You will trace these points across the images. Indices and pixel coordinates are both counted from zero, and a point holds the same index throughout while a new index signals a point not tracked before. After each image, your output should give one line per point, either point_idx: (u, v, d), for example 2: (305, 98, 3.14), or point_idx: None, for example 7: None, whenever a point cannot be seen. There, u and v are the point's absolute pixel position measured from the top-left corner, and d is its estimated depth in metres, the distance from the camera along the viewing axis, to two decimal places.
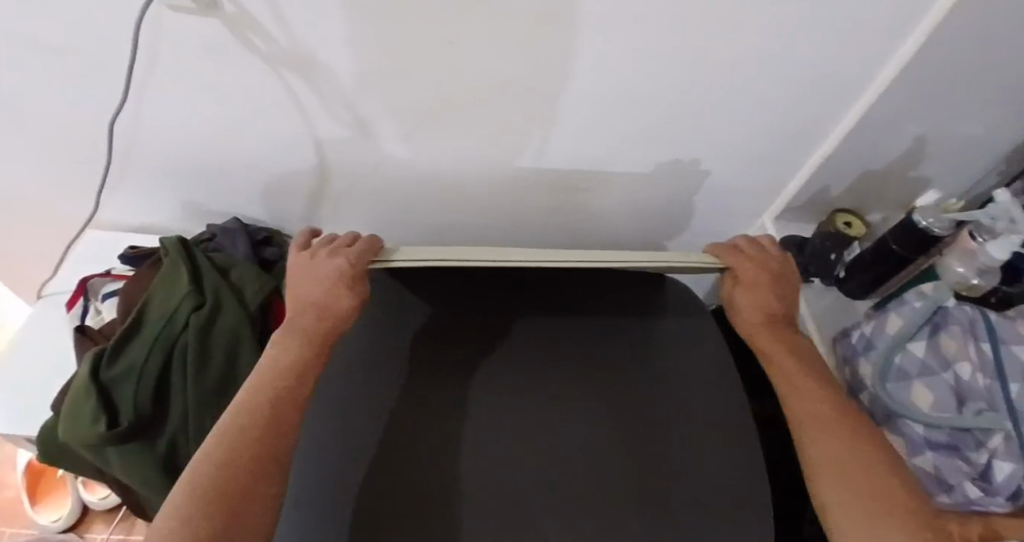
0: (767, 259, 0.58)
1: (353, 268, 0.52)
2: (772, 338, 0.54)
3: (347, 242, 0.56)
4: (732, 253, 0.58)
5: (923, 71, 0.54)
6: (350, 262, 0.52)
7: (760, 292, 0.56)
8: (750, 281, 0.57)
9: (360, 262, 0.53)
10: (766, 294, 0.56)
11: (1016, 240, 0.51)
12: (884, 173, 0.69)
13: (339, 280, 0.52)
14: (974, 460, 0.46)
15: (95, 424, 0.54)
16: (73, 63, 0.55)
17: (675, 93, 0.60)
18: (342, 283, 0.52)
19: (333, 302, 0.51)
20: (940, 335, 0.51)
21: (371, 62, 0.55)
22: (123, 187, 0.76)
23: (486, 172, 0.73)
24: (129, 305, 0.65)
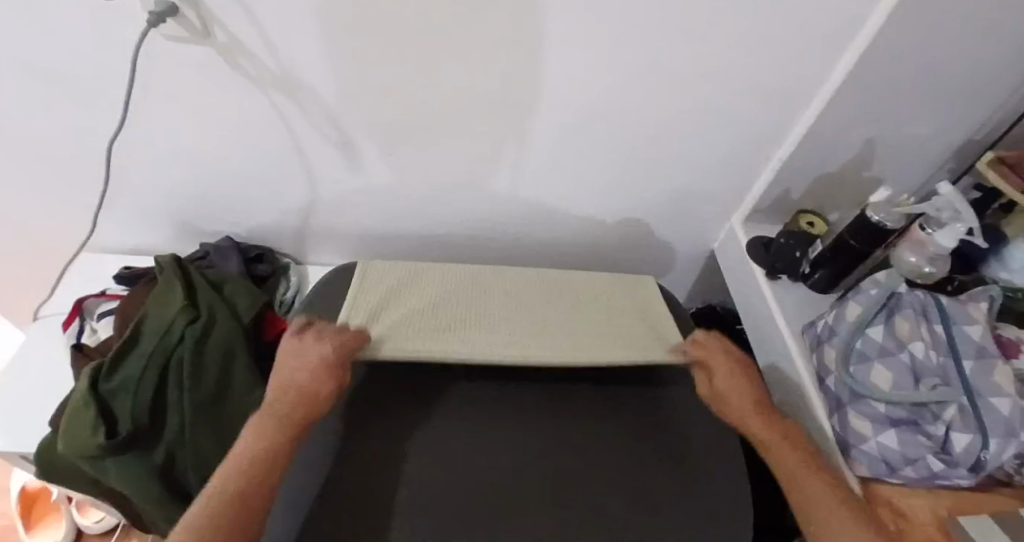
0: (734, 353, 0.63)
1: (336, 357, 0.54)
2: (761, 419, 0.55)
3: (334, 332, 0.57)
4: (700, 347, 0.63)
5: (858, 77, 0.59)
6: (340, 350, 0.55)
7: (741, 378, 0.59)
8: (727, 368, 0.60)
9: (342, 351, 0.55)
10: (744, 380, 0.59)
11: (961, 229, 0.55)
12: (840, 175, 0.73)
13: (322, 362, 0.53)
14: (933, 433, 0.49)
15: (96, 436, 0.55)
16: (75, 88, 0.60)
17: (638, 104, 0.64)
18: (321, 367, 0.53)
19: (319, 376, 0.52)
20: (895, 319, 0.54)
21: (353, 82, 0.60)
22: (118, 210, 0.78)
23: (467, 189, 0.77)
24: (125, 321, 0.67)
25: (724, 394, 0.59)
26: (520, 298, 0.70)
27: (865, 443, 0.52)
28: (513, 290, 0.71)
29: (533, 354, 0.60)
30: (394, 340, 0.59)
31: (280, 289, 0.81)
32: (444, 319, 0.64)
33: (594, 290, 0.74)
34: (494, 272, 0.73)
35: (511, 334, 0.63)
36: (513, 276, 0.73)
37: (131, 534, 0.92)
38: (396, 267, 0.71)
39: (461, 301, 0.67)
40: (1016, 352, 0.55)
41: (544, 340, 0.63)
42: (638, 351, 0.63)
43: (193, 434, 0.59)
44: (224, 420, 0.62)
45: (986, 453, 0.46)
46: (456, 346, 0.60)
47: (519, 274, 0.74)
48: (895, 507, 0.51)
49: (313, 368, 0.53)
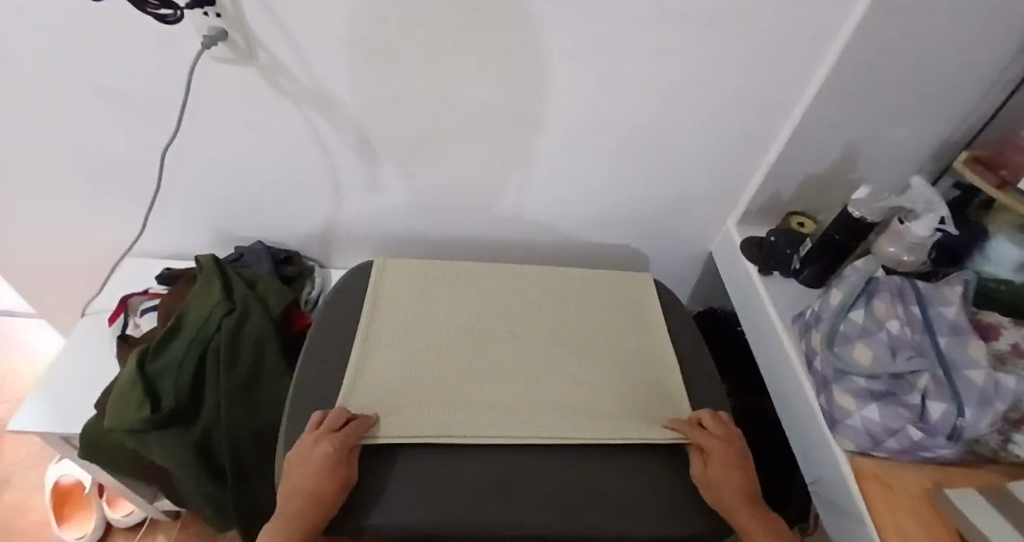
0: (732, 440, 0.61)
1: (343, 453, 0.53)
2: (747, 513, 0.55)
3: (334, 424, 0.56)
4: (696, 433, 0.61)
5: (832, 85, 0.64)
6: (341, 445, 0.54)
7: (735, 474, 0.58)
8: (722, 459, 0.59)
9: (347, 445, 0.54)
10: (736, 474, 0.58)
11: (934, 218, 0.59)
12: (826, 177, 0.78)
13: (327, 462, 0.52)
14: (911, 403, 0.51)
15: (142, 409, 0.62)
16: (136, 106, 0.69)
17: (632, 113, 0.71)
18: (329, 467, 0.52)
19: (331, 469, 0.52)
20: (874, 301, 0.58)
21: (376, 97, 0.67)
22: (162, 217, 0.87)
23: (478, 195, 0.83)
24: (167, 312, 0.74)
25: (715, 488, 0.57)
26: (523, 358, 0.70)
27: (850, 417, 0.55)
28: (517, 346, 0.72)
29: (527, 428, 0.61)
30: (392, 417, 0.60)
31: (307, 288, 0.88)
32: (444, 388, 0.65)
33: (598, 348, 0.73)
34: (502, 325, 0.74)
35: (516, 406, 0.64)
36: (520, 332, 0.74)
37: (155, 533, 0.97)
38: (405, 319, 0.72)
39: (464, 364, 0.68)
40: (995, 335, 0.57)
41: (540, 413, 0.63)
42: (631, 430, 0.62)
43: (229, 412, 0.65)
44: (255, 401, 0.68)
45: (963, 420, 0.48)
46: (452, 421, 0.60)
47: (526, 328, 0.74)
48: (882, 479, 0.54)
49: (319, 471, 0.52)
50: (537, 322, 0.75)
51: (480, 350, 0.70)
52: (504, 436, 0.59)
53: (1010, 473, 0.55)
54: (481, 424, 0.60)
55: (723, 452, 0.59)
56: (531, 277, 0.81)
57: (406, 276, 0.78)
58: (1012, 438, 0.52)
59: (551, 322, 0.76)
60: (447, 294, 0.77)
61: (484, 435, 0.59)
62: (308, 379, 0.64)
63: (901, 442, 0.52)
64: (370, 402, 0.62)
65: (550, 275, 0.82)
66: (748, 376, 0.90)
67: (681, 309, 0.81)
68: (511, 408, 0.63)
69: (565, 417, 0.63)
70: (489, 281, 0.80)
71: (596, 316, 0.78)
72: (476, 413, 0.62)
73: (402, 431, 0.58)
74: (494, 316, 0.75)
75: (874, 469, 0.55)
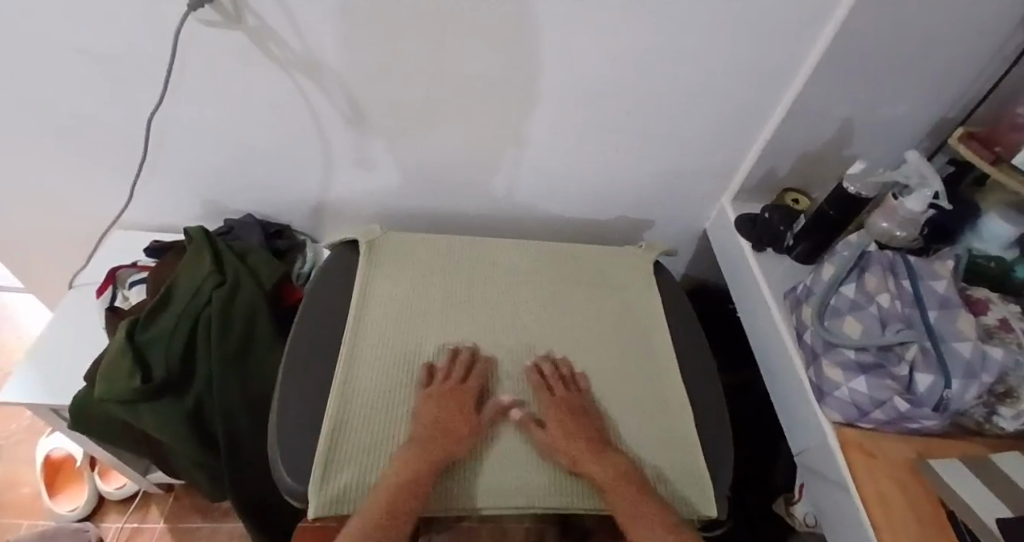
0: (569, 397, 0.62)
1: (474, 391, 0.61)
2: (591, 458, 0.56)
3: (468, 362, 0.64)
4: (544, 389, 0.63)
5: (833, 61, 0.63)
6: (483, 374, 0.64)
7: (569, 427, 0.59)
8: (558, 417, 0.59)
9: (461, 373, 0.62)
10: (578, 431, 0.58)
11: (928, 193, 0.59)
12: (820, 154, 0.78)
13: (465, 401, 0.59)
14: (898, 374, 0.52)
15: (132, 379, 0.61)
16: (121, 71, 0.67)
17: (629, 86, 0.70)
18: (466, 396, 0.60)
19: (462, 403, 0.59)
20: (865, 276, 0.58)
21: (369, 63, 0.66)
22: (151, 188, 0.85)
23: (473, 169, 0.82)
24: (157, 284, 0.74)
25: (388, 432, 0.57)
26: (521, 397, 0.64)
27: (838, 389, 0.55)
28: (513, 382, 0.65)
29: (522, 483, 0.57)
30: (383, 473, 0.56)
31: (298, 263, 0.87)
32: None
33: (603, 381, 0.67)
34: (501, 346, 0.68)
35: (517, 445, 0.59)
36: (517, 365, 0.67)
37: (147, 506, 0.97)
38: (391, 348, 0.66)
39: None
40: (982, 310, 0.57)
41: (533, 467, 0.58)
42: None
43: (221, 384, 0.65)
44: (249, 373, 0.68)
45: (949, 391, 0.48)
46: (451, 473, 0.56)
47: (523, 358, 0.67)
48: (867, 448, 0.55)
49: (446, 407, 0.58)
50: (543, 341, 0.69)
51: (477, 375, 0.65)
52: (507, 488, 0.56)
53: (994, 445, 0.56)
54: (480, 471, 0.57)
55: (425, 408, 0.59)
56: (532, 294, 0.75)
57: (393, 293, 0.71)
58: (997, 411, 0.53)
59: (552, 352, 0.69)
60: (439, 307, 0.71)
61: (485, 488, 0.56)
62: (299, 350, 0.64)
63: (887, 414, 0.53)
64: (348, 460, 0.56)
65: (547, 266, 0.78)
66: (739, 351, 0.91)
67: (673, 284, 0.81)
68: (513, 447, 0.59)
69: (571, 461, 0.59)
70: (485, 300, 0.73)
71: (602, 340, 0.71)
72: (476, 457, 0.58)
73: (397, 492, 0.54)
74: (489, 345, 0.68)
75: (859, 438, 0.56)
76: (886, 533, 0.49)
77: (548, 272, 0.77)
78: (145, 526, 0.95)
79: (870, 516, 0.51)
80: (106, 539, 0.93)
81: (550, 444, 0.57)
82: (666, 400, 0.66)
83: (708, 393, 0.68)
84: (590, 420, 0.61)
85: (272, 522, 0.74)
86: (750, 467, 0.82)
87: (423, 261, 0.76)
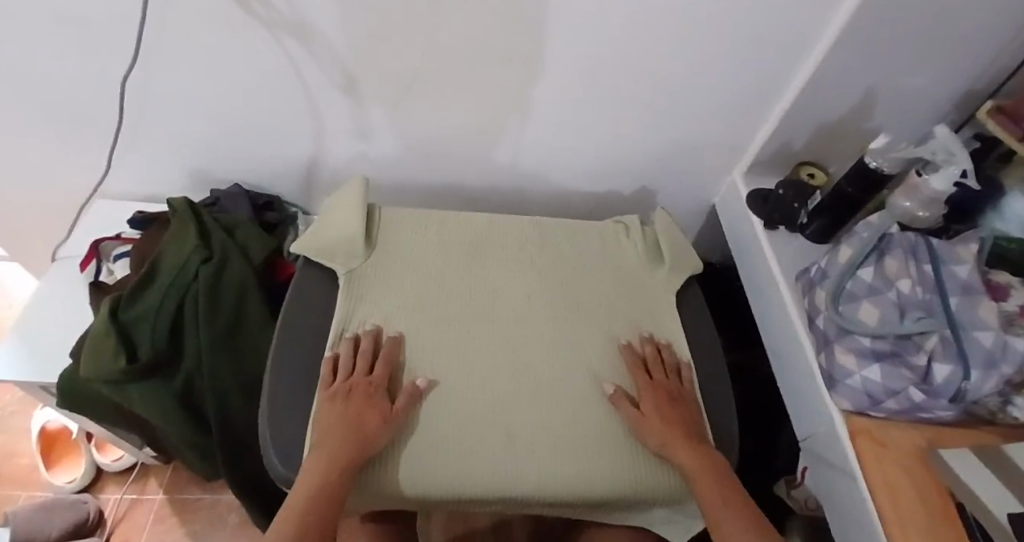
0: (668, 384, 0.61)
1: (382, 381, 0.56)
2: (683, 446, 0.54)
3: (371, 350, 0.59)
4: (642, 372, 0.61)
5: (866, 28, 0.58)
6: (388, 357, 0.59)
7: (671, 416, 0.57)
8: (655, 401, 0.58)
9: (363, 364, 0.57)
10: (675, 416, 0.57)
11: (955, 171, 0.56)
12: (841, 126, 0.73)
13: (370, 393, 0.54)
14: (916, 365, 0.50)
15: (116, 361, 0.59)
16: (88, 32, 0.61)
17: (641, 52, 0.64)
18: (371, 387, 0.55)
19: (368, 394, 0.54)
20: (885, 260, 0.55)
21: (361, 25, 0.60)
22: (131, 157, 0.81)
23: (471, 140, 0.78)
24: (141, 259, 0.71)
25: (332, 425, 0.51)
26: (523, 392, 0.59)
27: (850, 377, 0.53)
28: (517, 359, 0.62)
29: (534, 472, 0.54)
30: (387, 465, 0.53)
31: (289, 237, 0.84)
32: (437, 406, 0.57)
33: (595, 357, 0.63)
34: (500, 324, 0.65)
35: (531, 431, 0.56)
36: (520, 365, 0.62)
37: (144, 479, 0.97)
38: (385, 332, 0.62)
39: (465, 420, 0.56)
40: (1004, 295, 0.54)
41: (472, 455, 0.54)
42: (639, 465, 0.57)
43: (209, 364, 0.63)
44: (239, 352, 0.66)
45: (968, 383, 0.46)
46: (463, 465, 0.53)
47: (527, 352, 0.63)
48: (876, 437, 0.54)
49: (350, 404, 0.53)
50: (543, 317, 0.66)
51: (478, 355, 0.62)
52: (530, 483, 0.54)
53: (1005, 434, 0.55)
54: (501, 464, 0.54)
55: (337, 403, 0.53)
56: (535, 281, 0.70)
57: (388, 279, 0.66)
58: (1012, 401, 0.51)
59: (552, 342, 0.64)
60: (433, 282, 0.67)
61: (510, 484, 0.53)
62: (291, 333, 0.61)
63: (901, 403, 0.51)
64: None
65: (549, 247, 0.74)
66: (744, 329, 0.89)
67: (682, 246, 0.74)
68: (536, 445, 0.56)
69: (595, 440, 0.57)
70: (483, 284, 0.68)
71: (597, 318, 0.67)
72: (490, 447, 0.55)
73: (431, 485, 0.52)
74: (490, 326, 0.64)
75: (868, 427, 0.55)
76: (891, 521, 0.48)
77: (548, 248, 0.73)
78: (144, 497, 0.95)
79: (876, 502, 0.50)
80: (106, 509, 0.93)
81: (641, 423, 0.56)
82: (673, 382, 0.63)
83: (715, 374, 0.66)
84: (688, 409, 0.59)
85: (269, 499, 0.73)
86: (753, 447, 0.82)
87: (417, 242, 0.71)
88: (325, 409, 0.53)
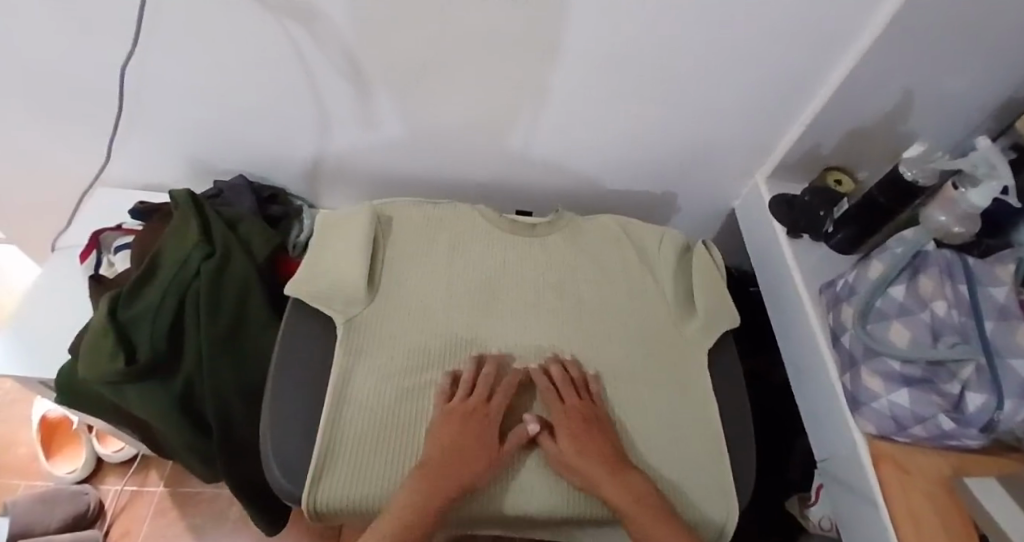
0: (584, 406, 0.55)
1: (499, 411, 0.54)
2: (610, 482, 0.50)
3: (494, 376, 0.57)
4: (552, 395, 0.55)
5: (908, 31, 0.55)
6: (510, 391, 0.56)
7: (587, 447, 0.51)
8: (569, 429, 0.52)
9: (489, 390, 0.55)
10: (589, 442, 0.52)
11: (995, 185, 0.52)
12: (872, 130, 0.70)
13: (485, 424, 0.52)
14: (947, 392, 0.47)
15: (114, 362, 0.57)
16: (86, 15, 0.58)
17: (666, 46, 0.61)
18: (491, 420, 0.53)
19: (483, 426, 0.52)
20: (918, 278, 0.52)
21: (373, 12, 0.57)
22: (133, 144, 0.78)
23: (486, 134, 0.75)
24: (142, 253, 0.69)
25: (438, 451, 0.50)
26: (529, 405, 0.57)
27: (876, 400, 0.51)
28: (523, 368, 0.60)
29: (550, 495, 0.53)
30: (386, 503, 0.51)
31: (294, 231, 0.81)
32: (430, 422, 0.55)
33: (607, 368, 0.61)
34: (507, 331, 0.62)
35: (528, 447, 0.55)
36: (524, 376, 0.59)
37: (146, 470, 0.96)
38: (387, 337, 0.60)
39: None
40: None
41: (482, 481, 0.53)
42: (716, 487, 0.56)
43: (210, 365, 0.61)
44: (242, 352, 0.64)
45: (1001, 413, 0.44)
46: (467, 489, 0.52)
47: (535, 360, 0.61)
48: (900, 463, 0.52)
49: (466, 432, 0.51)
50: (554, 323, 0.63)
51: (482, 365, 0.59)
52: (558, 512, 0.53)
53: None
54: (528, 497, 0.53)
55: (451, 427, 0.52)
56: (546, 282, 0.66)
57: (392, 279, 0.64)
58: None
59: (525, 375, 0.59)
60: (439, 282, 0.64)
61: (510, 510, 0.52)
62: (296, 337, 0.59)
63: (929, 430, 0.49)
64: (344, 465, 0.52)
65: (563, 244, 0.69)
66: (760, 336, 0.87)
67: (703, 251, 0.70)
68: (506, 475, 0.53)
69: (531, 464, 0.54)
70: (493, 286, 0.65)
71: (611, 324, 0.64)
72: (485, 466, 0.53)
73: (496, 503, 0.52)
74: (498, 333, 0.62)
75: (892, 452, 0.53)
76: None
77: (562, 245, 0.69)
78: (145, 489, 0.94)
79: (898, 533, 0.48)
80: (107, 500, 0.93)
81: (562, 459, 0.51)
82: (694, 389, 0.61)
83: (732, 389, 0.64)
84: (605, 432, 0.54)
85: (271, 505, 0.72)
86: (765, 458, 0.80)
87: (427, 260, 0.66)
88: (439, 431, 0.52)
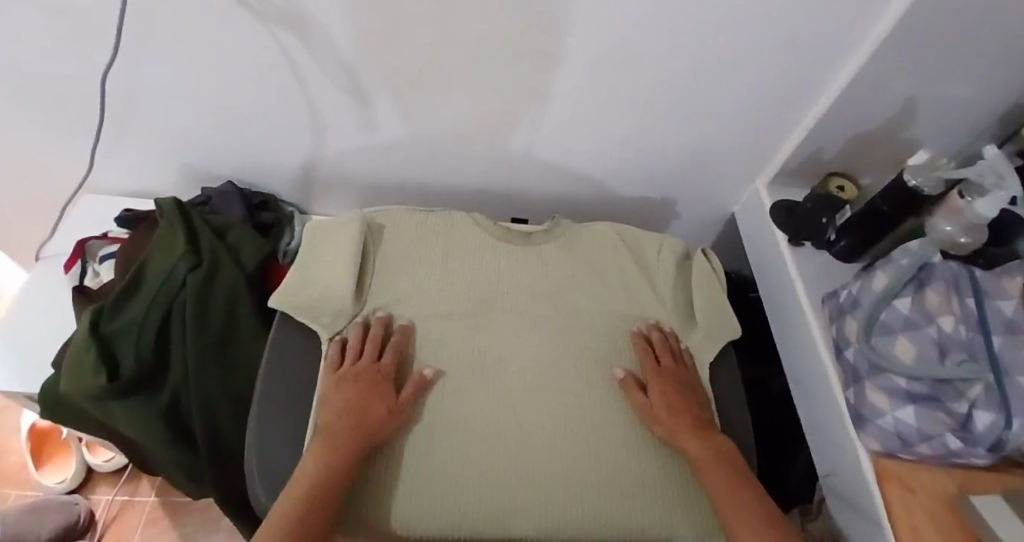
0: (675, 369, 0.59)
1: (390, 370, 0.55)
2: (690, 434, 0.53)
3: (381, 337, 0.58)
4: (648, 357, 0.60)
5: (917, 38, 0.53)
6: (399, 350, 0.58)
7: (676, 403, 0.56)
8: (663, 388, 0.57)
9: (377, 350, 0.56)
10: (679, 401, 0.56)
11: (1002, 196, 0.50)
12: (877, 136, 0.69)
13: (378, 381, 0.54)
14: (954, 410, 0.46)
15: (97, 377, 0.56)
16: (65, 20, 0.55)
17: (668, 52, 0.59)
18: (383, 377, 0.54)
19: (378, 382, 0.54)
20: (925, 291, 0.51)
21: (364, 19, 0.54)
22: (118, 150, 0.76)
23: (481, 139, 0.74)
24: (127, 262, 0.67)
25: (339, 412, 0.51)
26: (534, 416, 0.57)
27: (880, 416, 0.50)
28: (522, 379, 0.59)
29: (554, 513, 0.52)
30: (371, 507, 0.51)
31: (285, 238, 0.79)
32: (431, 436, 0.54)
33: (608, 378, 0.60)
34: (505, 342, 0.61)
35: (546, 452, 0.55)
36: (518, 388, 0.58)
37: (138, 479, 0.94)
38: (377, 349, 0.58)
39: (465, 445, 0.54)
40: None
41: (481, 495, 0.52)
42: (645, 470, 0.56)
43: (197, 380, 0.59)
44: (230, 365, 0.62)
45: (1008, 432, 0.42)
46: (481, 498, 0.52)
47: (533, 371, 0.59)
48: (905, 482, 0.51)
49: (355, 389, 0.53)
50: (553, 332, 0.62)
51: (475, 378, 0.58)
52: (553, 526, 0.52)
53: None
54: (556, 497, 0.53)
55: (349, 387, 0.53)
56: (544, 290, 0.65)
57: (383, 289, 0.62)
58: None
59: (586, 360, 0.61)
60: (432, 292, 0.63)
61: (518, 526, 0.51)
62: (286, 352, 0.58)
63: (934, 449, 0.48)
64: None
65: (559, 252, 0.68)
66: (761, 343, 0.86)
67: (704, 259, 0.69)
68: (547, 473, 0.54)
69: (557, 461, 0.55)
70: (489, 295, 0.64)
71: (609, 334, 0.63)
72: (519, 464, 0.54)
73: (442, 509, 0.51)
74: (491, 343, 0.60)
75: (897, 471, 0.51)
76: None
77: (557, 252, 0.68)
78: (136, 499, 0.93)
79: None
80: (97, 510, 0.91)
81: (649, 411, 0.56)
82: (696, 403, 0.60)
83: (733, 402, 0.62)
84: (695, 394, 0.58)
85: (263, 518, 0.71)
86: (765, 468, 0.79)
87: (423, 270, 0.64)
88: (327, 395, 0.53)
